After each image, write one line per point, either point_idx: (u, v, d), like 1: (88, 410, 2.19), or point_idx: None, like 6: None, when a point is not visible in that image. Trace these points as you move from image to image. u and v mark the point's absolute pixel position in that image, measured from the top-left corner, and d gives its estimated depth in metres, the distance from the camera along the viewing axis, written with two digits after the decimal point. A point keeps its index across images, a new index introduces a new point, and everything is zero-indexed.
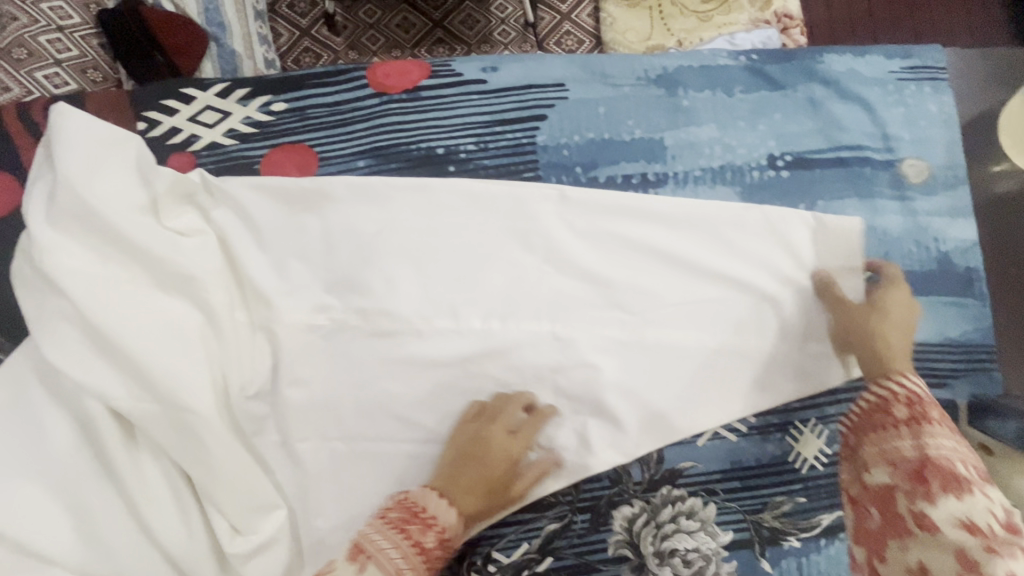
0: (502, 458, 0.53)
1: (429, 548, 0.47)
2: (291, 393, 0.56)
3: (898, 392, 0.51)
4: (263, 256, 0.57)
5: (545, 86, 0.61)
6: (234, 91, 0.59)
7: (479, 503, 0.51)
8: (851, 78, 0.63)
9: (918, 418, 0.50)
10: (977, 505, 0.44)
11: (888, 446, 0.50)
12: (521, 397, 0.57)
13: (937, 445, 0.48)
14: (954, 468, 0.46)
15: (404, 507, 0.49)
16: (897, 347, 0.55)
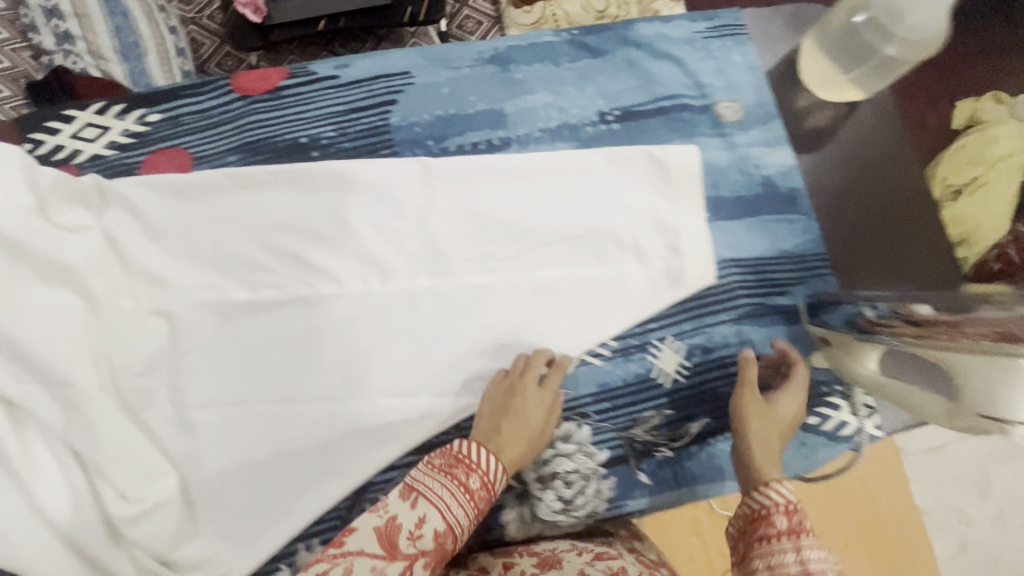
0: (537, 404, 0.57)
1: (473, 489, 0.50)
2: (180, 367, 0.60)
3: (776, 500, 0.48)
4: (151, 247, 0.62)
5: (392, 75, 0.69)
6: (111, 107, 0.66)
7: (520, 454, 0.55)
8: (660, 41, 0.72)
9: (798, 529, 0.46)
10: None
11: (774, 560, 0.44)
12: (521, 356, 0.62)
13: (813, 556, 0.43)
14: None
15: (449, 454, 0.52)
16: (773, 444, 0.55)
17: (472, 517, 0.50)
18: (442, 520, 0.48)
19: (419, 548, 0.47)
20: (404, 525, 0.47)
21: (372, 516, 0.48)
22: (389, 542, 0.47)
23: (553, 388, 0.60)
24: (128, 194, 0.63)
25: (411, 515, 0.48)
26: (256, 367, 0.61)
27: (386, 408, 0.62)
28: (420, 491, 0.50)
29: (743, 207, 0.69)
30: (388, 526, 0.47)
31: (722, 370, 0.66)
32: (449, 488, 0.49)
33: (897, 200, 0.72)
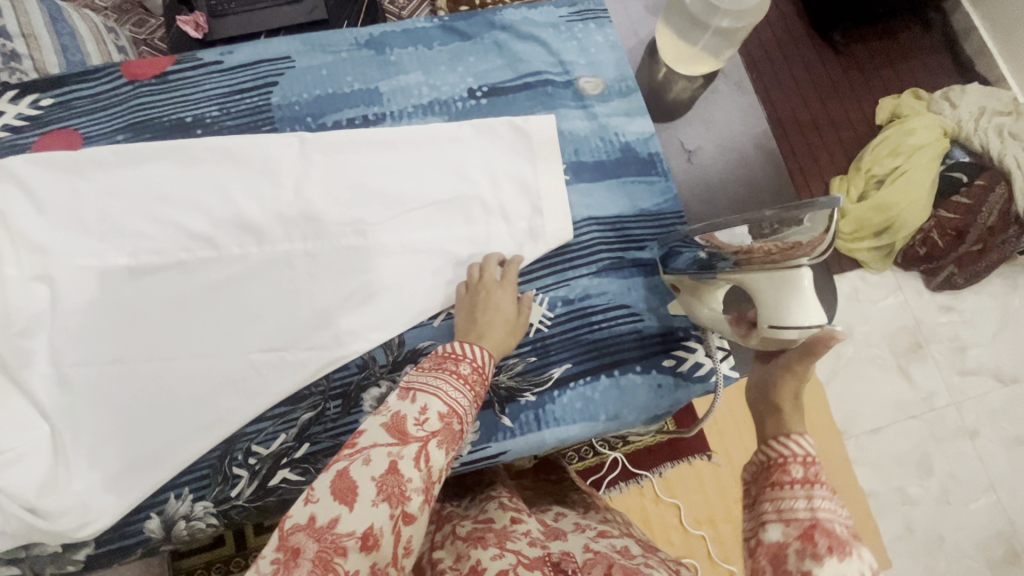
0: (501, 297, 0.64)
1: (466, 374, 0.55)
2: (61, 328, 0.64)
3: (794, 451, 0.45)
4: (40, 220, 0.67)
5: (273, 59, 0.74)
6: (5, 93, 0.70)
7: (501, 337, 0.61)
8: (525, 23, 0.79)
9: (815, 479, 0.44)
10: (867, 555, 0.40)
11: (784, 504, 0.43)
12: (473, 265, 0.68)
13: (822, 503, 0.42)
14: (839, 529, 0.41)
15: (435, 356, 0.56)
16: (796, 398, 0.50)
17: (471, 400, 0.55)
18: (444, 404, 0.52)
19: (428, 431, 0.50)
20: (408, 415, 0.50)
21: (377, 417, 0.50)
22: (398, 430, 0.49)
23: (510, 281, 0.66)
24: (18, 171, 0.67)
25: (413, 406, 0.51)
26: (136, 327, 0.65)
27: (259, 361, 0.65)
28: (419, 387, 0.53)
29: (603, 170, 0.75)
30: (394, 419, 0.50)
31: (584, 318, 0.69)
32: (443, 377, 0.54)
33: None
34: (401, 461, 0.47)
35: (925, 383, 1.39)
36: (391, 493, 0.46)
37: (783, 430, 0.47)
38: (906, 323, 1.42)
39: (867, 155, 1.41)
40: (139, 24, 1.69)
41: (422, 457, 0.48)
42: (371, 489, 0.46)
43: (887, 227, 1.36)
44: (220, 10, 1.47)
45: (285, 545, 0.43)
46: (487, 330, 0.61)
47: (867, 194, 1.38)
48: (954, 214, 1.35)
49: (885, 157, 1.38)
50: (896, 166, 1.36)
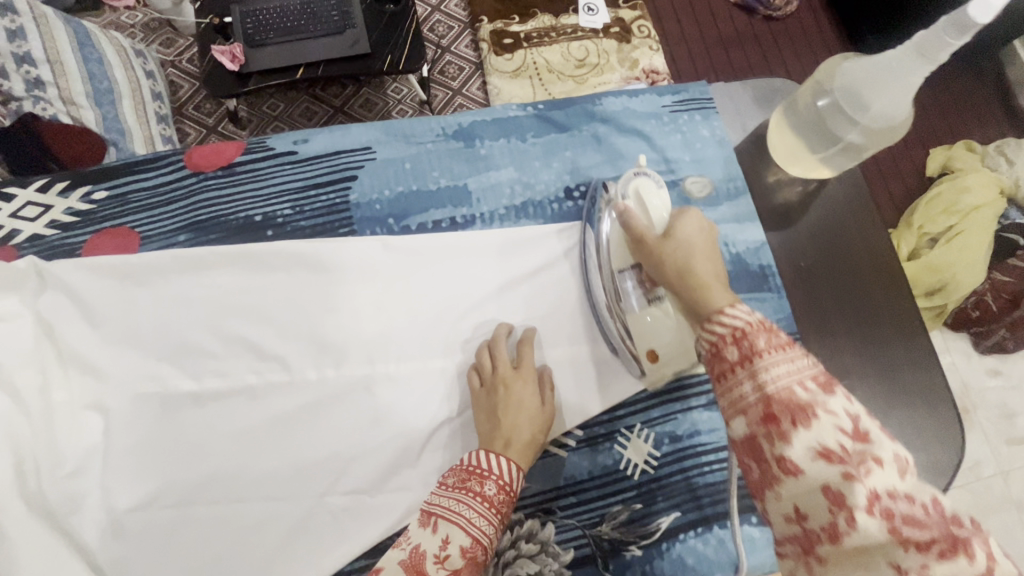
0: (523, 393, 0.58)
1: (491, 495, 0.52)
2: (117, 462, 0.56)
3: (724, 331, 0.42)
4: (91, 335, 0.59)
5: (352, 150, 0.67)
6: (53, 185, 0.63)
7: (530, 439, 0.56)
8: (626, 115, 0.72)
9: (749, 354, 0.40)
10: (842, 400, 0.37)
11: (732, 394, 0.41)
12: (482, 347, 0.61)
13: (773, 374, 0.39)
14: (795, 396, 0.37)
15: (459, 470, 0.53)
16: (704, 276, 0.48)
17: (497, 520, 0.51)
18: (466, 535, 0.50)
19: (449, 568, 0.48)
20: (428, 551, 0.49)
21: (396, 552, 0.49)
22: (416, 570, 0.48)
23: (527, 365, 0.60)
24: (68, 279, 0.59)
25: (433, 540, 0.49)
26: (199, 465, 0.57)
27: (337, 507, 0.57)
28: (440, 514, 0.50)
29: None
30: (413, 556, 0.49)
31: (694, 459, 0.63)
32: (465, 498, 0.51)
33: (874, 299, 0.71)
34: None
35: (972, 450, 1.27)
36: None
37: (710, 313, 0.44)
38: (955, 386, 1.31)
39: (920, 211, 1.31)
40: (169, 45, 1.59)
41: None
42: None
43: (945, 285, 1.22)
44: (257, 40, 1.39)
45: None
46: (514, 434, 0.55)
47: (919, 252, 1.27)
48: (1010, 276, 1.24)
49: (939, 215, 1.27)
50: (951, 226, 1.25)
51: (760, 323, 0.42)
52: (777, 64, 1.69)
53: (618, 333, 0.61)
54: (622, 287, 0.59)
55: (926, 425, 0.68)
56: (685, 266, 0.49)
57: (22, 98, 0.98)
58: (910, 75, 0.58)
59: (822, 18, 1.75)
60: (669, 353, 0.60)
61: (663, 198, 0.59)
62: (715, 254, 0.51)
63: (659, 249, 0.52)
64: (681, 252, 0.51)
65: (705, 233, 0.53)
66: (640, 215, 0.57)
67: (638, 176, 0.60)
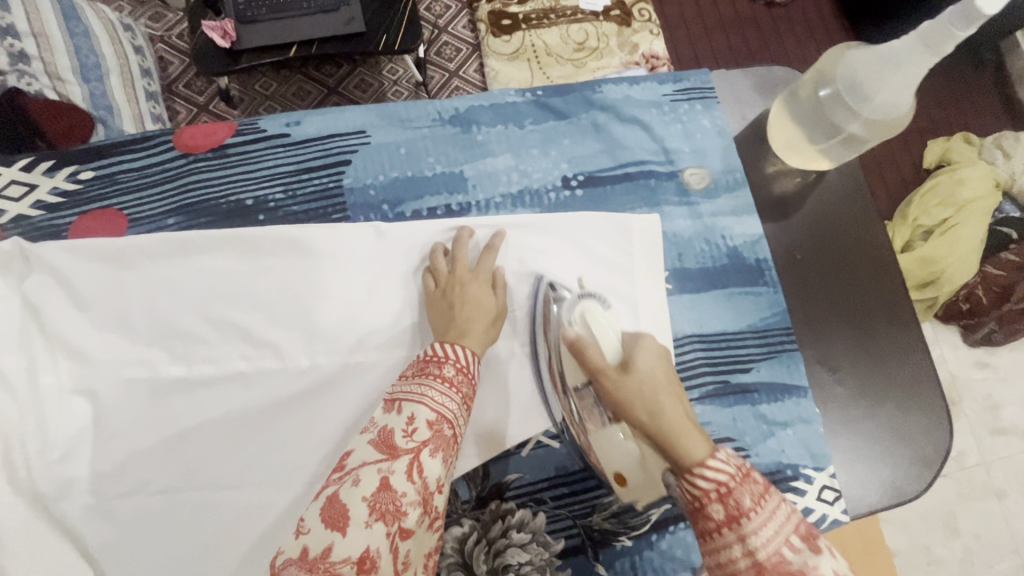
0: (478, 288, 0.59)
1: (451, 376, 0.51)
2: (106, 447, 0.56)
3: (708, 487, 0.43)
4: (78, 317, 0.58)
5: (345, 134, 0.66)
6: (38, 164, 0.61)
7: (483, 329, 0.56)
8: (626, 103, 0.71)
9: (735, 515, 0.41)
10: (828, 563, 0.39)
11: (720, 554, 0.42)
12: (438, 249, 0.62)
13: (760, 538, 0.40)
14: (784, 563, 0.39)
15: (417, 361, 0.53)
16: (679, 425, 0.46)
17: (458, 399, 0.50)
18: (430, 410, 0.48)
19: (418, 440, 0.46)
20: (395, 427, 0.46)
21: (363, 436, 0.46)
22: (386, 445, 0.45)
23: (485, 266, 0.60)
24: (55, 261, 0.58)
25: (399, 418, 0.47)
26: (189, 450, 0.57)
27: None
28: (403, 397, 0.48)
29: (707, 279, 0.68)
30: (381, 434, 0.46)
31: None
32: (427, 382, 0.50)
33: (866, 292, 0.71)
34: (392, 476, 0.43)
35: (956, 439, 1.29)
36: (385, 510, 0.42)
37: (687, 466, 0.44)
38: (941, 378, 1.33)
39: (914, 203, 1.28)
40: (156, 19, 1.55)
41: (414, 469, 0.44)
42: (362, 511, 0.42)
43: (936, 279, 1.20)
44: (250, 16, 1.35)
45: None
46: (469, 325, 0.56)
47: (911, 245, 1.24)
48: (1004, 270, 1.20)
49: (934, 206, 1.24)
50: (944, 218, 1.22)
51: (740, 470, 0.43)
52: (779, 51, 1.67)
53: (584, 446, 0.58)
54: (583, 406, 0.55)
55: (916, 419, 0.69)
56: (656, 408, 0.47)
57: (7, 72, 0.98)
58: (912, 64, 0.57)
59: (827, 5, 1.72)
60: (637, 479, 0.56)
61: (610, 321, 0.54)
62: (674, 385, 0.49)
63: (623, 390, 0.49)
64: (644, 407, 0.47)
65: (664, 362, 0.51)
66: (591, 340, 0.53)
67: (583, 300, 0.56)
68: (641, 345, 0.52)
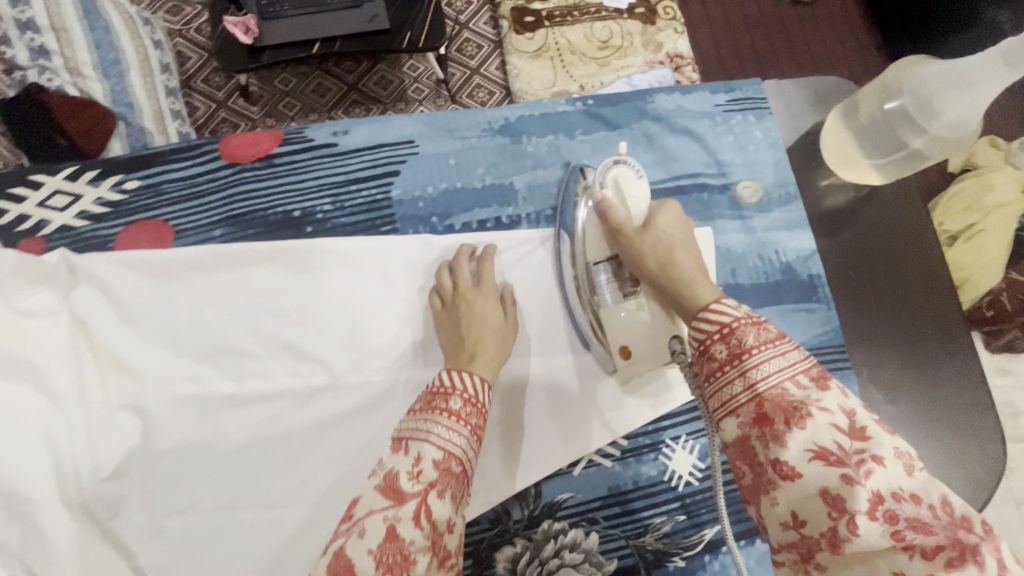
0: (483, 308, 0.57)
1: (459, 409, 0.48)
2: (156, 464, 0.55)
3: (712, 330, 0.44)
4: (125, 332, 0.57)
5: (394, 143, 0.64)
6: (83, 173, 0.60)
7: (493, 349, 0.55)
8: (678, 114, 0.69)
9: (737, 352, 0.42)
10: (835, 398, 0.38)
11: (724, 396, 0.42)
12: (443, 267, 0.60)
13: (762, 373, 0.40)
14: (787, 396, 0.39)
15: (425, 391, 0.50)
16: (688, 273, 0.50)
17: (468, 430, 0.48)
18: (437, 449, 0.45)
19: (425, 482, 0.43)
20: (400, 470, 0.44)
21: (370, 480, 0.44)
22: (392, 489, 0.43)
23: (488, 282, 0.59)
24: (103, 274, 0.57)
25: (405, 459, 0.44)
26: (238, 468, 0.56)
27: None
28: (410, 434, 0.46)
29: (760, 295, 0.66)
30: (387, 478, 0.43)
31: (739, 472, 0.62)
32: (433, 415, 0.47)
33: (919, 309, 0.70)
34: (399, 523, 0.41)
35: None
36: (392, 562, 0.40)
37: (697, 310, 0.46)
38: None
39: (938, 209, 1.21)
40: (175, 13, 1.53)
41: (422, 513, 0.42)
42: (368, 564, 0.40)
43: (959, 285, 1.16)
44: (272, 12, 1.32)
45: None
46: (481, 344, 0.54)
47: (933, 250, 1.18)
48: None
49: (959, 212, 1.18)
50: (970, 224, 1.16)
51: (747, 316, 0.44)
52: (803, 51, 1.61)
53: (592, 324, 0.60)
54: (597, 280, 0.57)
55: (966, 437, 0.68)
56: (669, 258, 0.51)
57: (27, 67, 1.01)
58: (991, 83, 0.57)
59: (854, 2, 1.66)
60: (642, 351, 0.56)
61: (642, 185, 0.57)
62: (692, 240, 0.54)
63: (639, 242, 0.53)
64: (662, 250, 0.52)
65: (684, 227, 0.55)
66: (619, 206, 0.56)
67: (618, 165, 0.57)
68: (663, 208, 0.56)
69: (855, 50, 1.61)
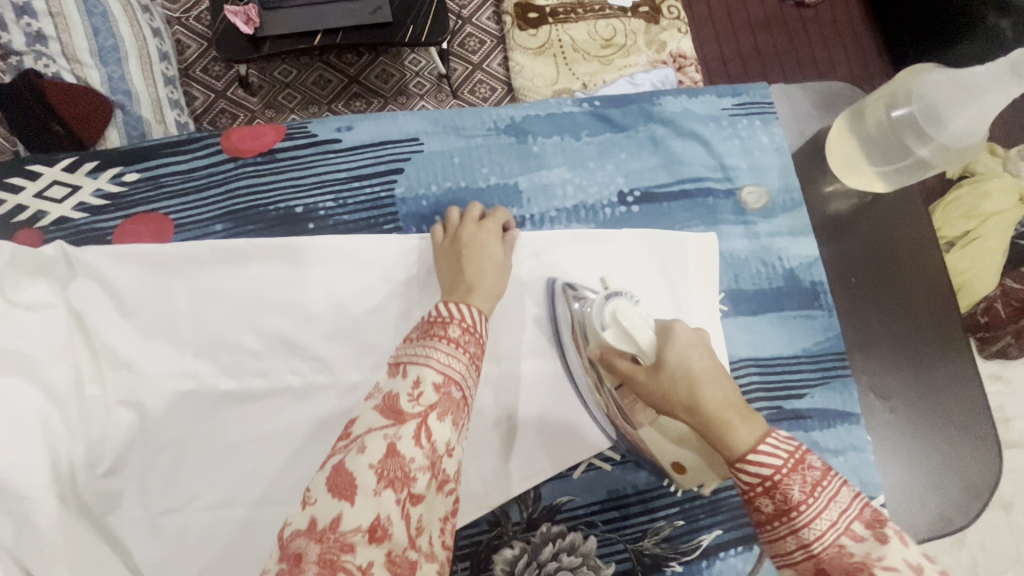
0: (484, 241, 0.58)
1: (457, 337, 0.48)
2: (153, 460, 0.55)
3: (754, 481, 0.41)
4: (123, 326, 0.56)
5: (398, 141, 0.64)
6: (82, 165, 0.59)
7: (491, 281, 0.56)
8: (685, 117, 0.69)
9: (782, 508, 0.40)
10: (898, 552, 0.36)
11: (776, 545, 0.41)
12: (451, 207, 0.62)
13: (815, 533, 0.39)
14: (843, 550, 0.38)
15: (422, 321, 0.50)
16: (723, 417, 0.43)
17: (466, 358, 0.48)
18: (437, 372, 0.45)
19: (425, 404, 0.43)
20: (401, 392, 0.43)
21: (368, 403, 0.44)
22: (391, 410, 0.42)
23: (491, 220, 0.60)
24: (100, 267, 0.56)
25: (404, 382, 0.44)
26: (236, 466, 0.56)
27: None
28: (408, 360, 0.46)
29: (762, 302, 0.66)
30: (386, 399, 0.43)
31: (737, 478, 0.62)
32: (432, 342, 0.47)
33: (920, 317, 0.70)
34: (400, 442, 0.40)
35: None
36: (394, 477, 0.39)
37: (731, 458, 0.42)
38: None
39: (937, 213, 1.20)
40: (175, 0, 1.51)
41: (422, 433, 0.41)
42: (370, 478, 0.39)
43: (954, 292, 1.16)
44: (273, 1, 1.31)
45: (287, 554, 0.37)
46: (479, 281, 0.55)
47: None
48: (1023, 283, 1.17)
49: (956, 217, 1.16)
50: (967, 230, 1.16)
51: (793, 455, 0.41)
52: (806, 53, 1.61)
53: (635, 441, 0.57)
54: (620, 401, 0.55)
55: (964, 447, 0.68)
56: (691, 403, 0.45)
57: (23, 53, 0.97)
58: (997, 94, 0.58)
59: (857, 5, 1.65)
60: (694, 464, 0.53)
61: (647, 315, 0.51)
62: (720, 369, 0.46)
63: (656, 387, 0.47)
64: (684, 382, 0.45)
65: (700, 350, 0.47)
66: (624, 340, 0.50)
67: (612, 297, 0.52)
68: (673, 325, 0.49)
69: (857, 53, 1.61)
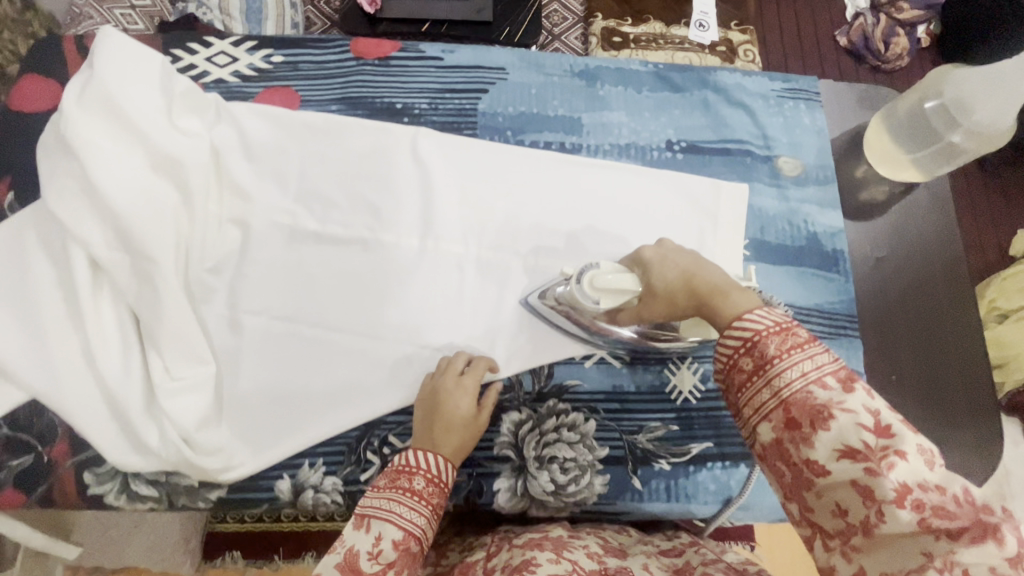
0: (461, 398, 0.59)
1: (420, 490, 0.53)
2: (245, 271, 0.66)
3: (736, 343, 0.46)
4: (246, 165, 0.69)
5: (489, 68, 0.77)
6: (244, 43, 0.76)
7: (459, 442, 0.58)
8: (737, 89, 0.78)
9: (763, 364, 0.44)
10: (860, 399, 0.40)
11: (754, 402, 0.44)
12: (462, 354, 0.64)
13: (790, 381, 0.43)
14: (812, 399, 0.41)
15: (389, 470, 0.54)
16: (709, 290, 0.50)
17: (427, 508, 0.52)
18: (398, 529, 0.50)
19: (383, 563, 0.49)
20: (361, 550, 0.49)
21: (331, 555, 0.49)
22: (351, 570, 0.48)
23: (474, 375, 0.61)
24: (240, 117, 0.71)
25: (366, 538, 0.49)
26: (309, 291, 0.67)
27: (416, 354, 0.66)
28: (372, 511, 0.51)
29: (785, 255, 0.72)
30: (347, 558, 0.48)
31: None
32: (397, 495, 0.52)
33: (941, 340, 0.73)
34: None
35: None
36: None
37: (726, 320, 0.47)
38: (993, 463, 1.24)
39: (995, 285, 1.27)
40: None
41: None
42: None
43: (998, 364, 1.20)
44: None
45: None
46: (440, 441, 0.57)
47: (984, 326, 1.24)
48: None
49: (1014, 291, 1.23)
50: None
51: (779, 324, 0.45)
52: None
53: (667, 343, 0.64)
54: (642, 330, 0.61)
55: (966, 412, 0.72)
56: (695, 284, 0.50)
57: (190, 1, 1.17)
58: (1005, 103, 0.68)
59: None
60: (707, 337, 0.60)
61: (614, 267, 0.56)
62: (700, 258, 0.53)
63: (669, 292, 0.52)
64: (682, 283, 0.51)
65: (681, 261, 0.53)
66: (617, 293, 0.54)
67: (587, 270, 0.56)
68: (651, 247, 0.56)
69: None
